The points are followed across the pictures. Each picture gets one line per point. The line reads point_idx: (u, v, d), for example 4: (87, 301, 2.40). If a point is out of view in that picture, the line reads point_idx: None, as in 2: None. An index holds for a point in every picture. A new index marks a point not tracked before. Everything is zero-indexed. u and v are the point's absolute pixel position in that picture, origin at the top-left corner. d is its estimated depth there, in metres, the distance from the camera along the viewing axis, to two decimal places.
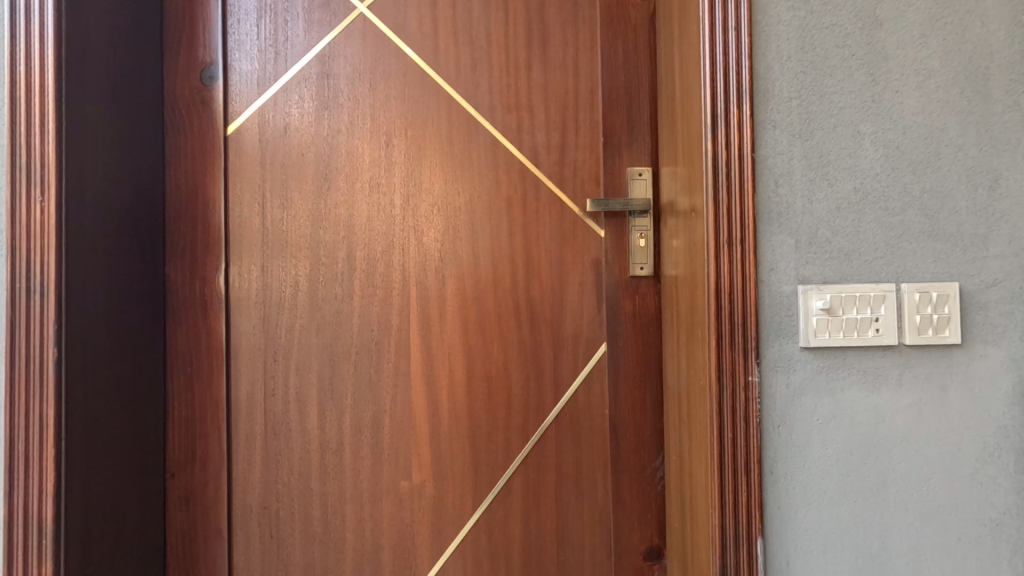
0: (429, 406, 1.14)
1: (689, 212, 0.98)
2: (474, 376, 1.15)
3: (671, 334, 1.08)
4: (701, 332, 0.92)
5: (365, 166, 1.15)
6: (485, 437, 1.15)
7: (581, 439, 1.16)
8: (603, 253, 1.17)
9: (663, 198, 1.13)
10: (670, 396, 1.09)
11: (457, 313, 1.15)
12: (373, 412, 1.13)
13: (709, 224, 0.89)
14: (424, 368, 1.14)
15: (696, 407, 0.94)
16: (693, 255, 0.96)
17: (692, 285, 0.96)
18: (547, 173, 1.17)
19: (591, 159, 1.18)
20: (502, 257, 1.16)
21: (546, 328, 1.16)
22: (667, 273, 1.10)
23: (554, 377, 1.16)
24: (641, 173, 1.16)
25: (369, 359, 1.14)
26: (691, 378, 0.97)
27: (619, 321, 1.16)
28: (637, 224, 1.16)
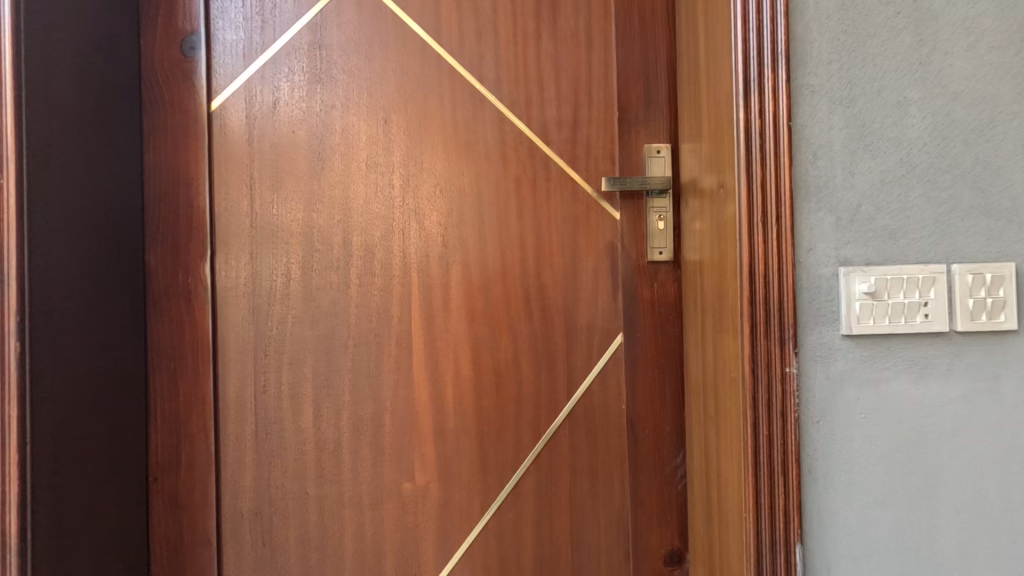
0: (434, 403, 1.06)
1: (716, 189, 0.90)
2: (481, 370, 1.07)
3: (694, 324, 1.01)
4: (732, 319, 0.84)
5: (361, 145, 1.06)
6: (494, 435, 1.07)
7: (597, 436, 1.08)
8: (619, 236, 1.09)
9: (684, 177, 1.05)
10: (694, 389, 1.01)
11: (462, 303, 1.07)
12: (372, 409, 1.05)
13: (741, 200, 0.81)
14: (427, 361, 1.06)
15: (726, 402, 0.87)
16: (720, 236, 0.88)
17: (719, 270, 0.88)
18: (557, 151, 1.09)
19: (604, 135, 1.09)
20: (511, 242, 1.08)
21: (558, 318, 1.08)
22: (689, 258, 1.03)
23: (568, 370, 1.08)
24: (659, 150, 1.08)
25: (368, 352, 1.06)
26: (719, 370, 0.89)
27: (637, 309, 1.08)
28: (655, 205, 1.08)
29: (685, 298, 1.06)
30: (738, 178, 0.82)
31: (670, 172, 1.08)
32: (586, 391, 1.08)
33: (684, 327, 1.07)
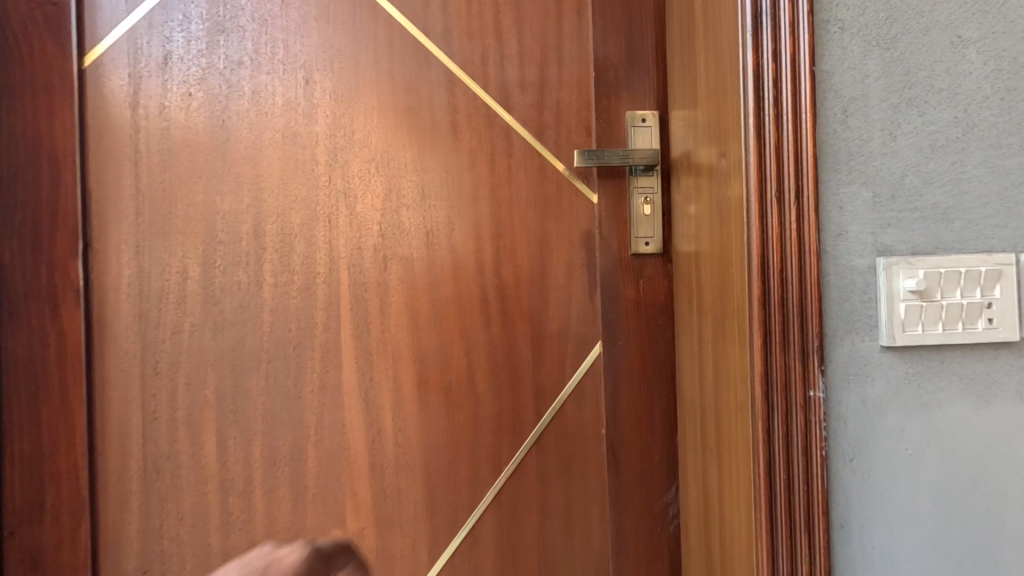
0: (369, 429, 0.86)
1: (716, 161, 0.70)
2: (428, 388, 0.87)
3: (688, 331, 0.81)
4: (737, 327, 0.65)
5: (277, 112, 0.85)
6: (444, 468, 0.87)
7: (571, 466, 0.89)
8: (597, 224, 0.89)
9: (675, 151, 0.86)
10: (689, 412, 0.82)
11: (404, 306, 0.87)
12: (292, 439, 0.85)
13: (750, 169, 0.62)
14: (361, 378, 0.86)
15: (731, 432, 0.67)
16: (722, 220, 0.69)
17: (721, 263, 0.69)
18: (520, 120, 0.89)
19: (578, 100, 0.90)
20: (464, 231, 0.88)
21: (522, 323, 0.88)
22: (683, 250, 0.83)
23: (535, 388, 0.88)
24: (644, 118, 0.88)
25: (286, 368, 0.85)
26: (721, 391, 0.70)
27: (619, 312, 0.88)
28: (641, 184, 0.88)
29: (677, 299, 0.86)
30: (745, 141, 0.62)
31: (658, 145, 0.88)
32: (558, 412, 0.89)
33: (676, 334, 0.87)
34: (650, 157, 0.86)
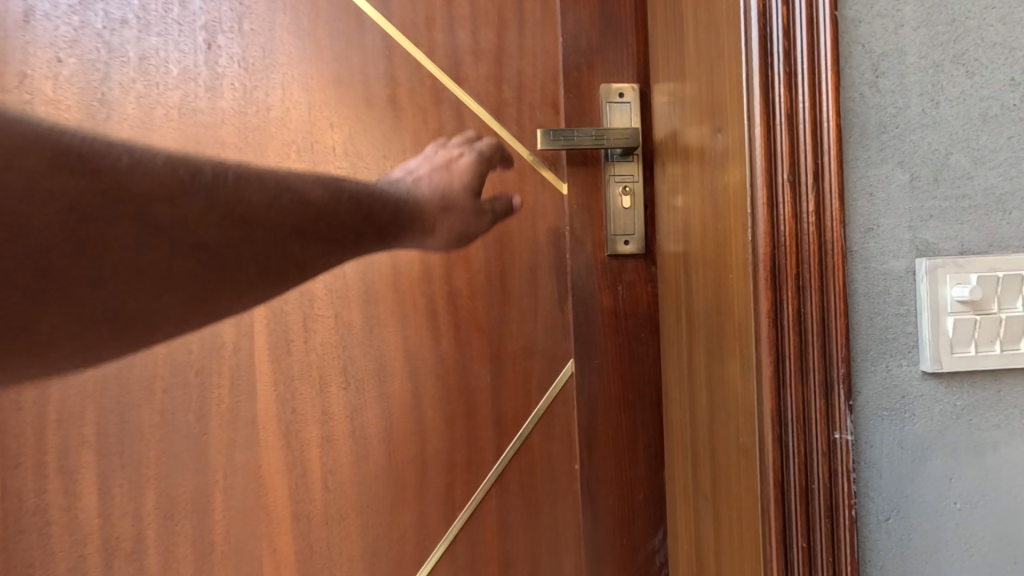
0: (292, 470, 0.71)
1: (710, 138, 0.56)
2: (364, 418, 0.72)
3: (675, 348, 0.67)
4: (737, 348, 0.51)
5: (171, 83, 0.69)
6: (384, 515, 0.73)
7: (538, 510, 0.74)
8: (566, 219, 0.74)
9: (659, 132, 0.71)
10: (677, 446, 0.68)
11: (333, 321, 0.72)
12: (195, 485, 0.69)
13: (756, 143, 0.47)
14: (280, 410, 0.71)
15: (732, 482, 0.53)
16: (718, 213, 0.54)
17: (717, 267, 0.54)
18: (473, 95, 0.74)
19: (543, 71, 0.75)
20: (406, 229, 0.73)
21: (478, 338, 0.74)
22: (668, 251, 0.69)
23: (494, 416, 0.74)
24: (622, 92, 0.73)
25: (186, 399, 0.69)
26: (717, 426, 0.55)
27: (594, 326, 0.74)
28: (618, 172, 0.73)
29: (661, 309, 0.72)
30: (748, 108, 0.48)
31: (638, 124, 0.73)
32: (521, 445, 0.74)
33: (660, 350, 0.73)
34: (627, 138, 0.71)
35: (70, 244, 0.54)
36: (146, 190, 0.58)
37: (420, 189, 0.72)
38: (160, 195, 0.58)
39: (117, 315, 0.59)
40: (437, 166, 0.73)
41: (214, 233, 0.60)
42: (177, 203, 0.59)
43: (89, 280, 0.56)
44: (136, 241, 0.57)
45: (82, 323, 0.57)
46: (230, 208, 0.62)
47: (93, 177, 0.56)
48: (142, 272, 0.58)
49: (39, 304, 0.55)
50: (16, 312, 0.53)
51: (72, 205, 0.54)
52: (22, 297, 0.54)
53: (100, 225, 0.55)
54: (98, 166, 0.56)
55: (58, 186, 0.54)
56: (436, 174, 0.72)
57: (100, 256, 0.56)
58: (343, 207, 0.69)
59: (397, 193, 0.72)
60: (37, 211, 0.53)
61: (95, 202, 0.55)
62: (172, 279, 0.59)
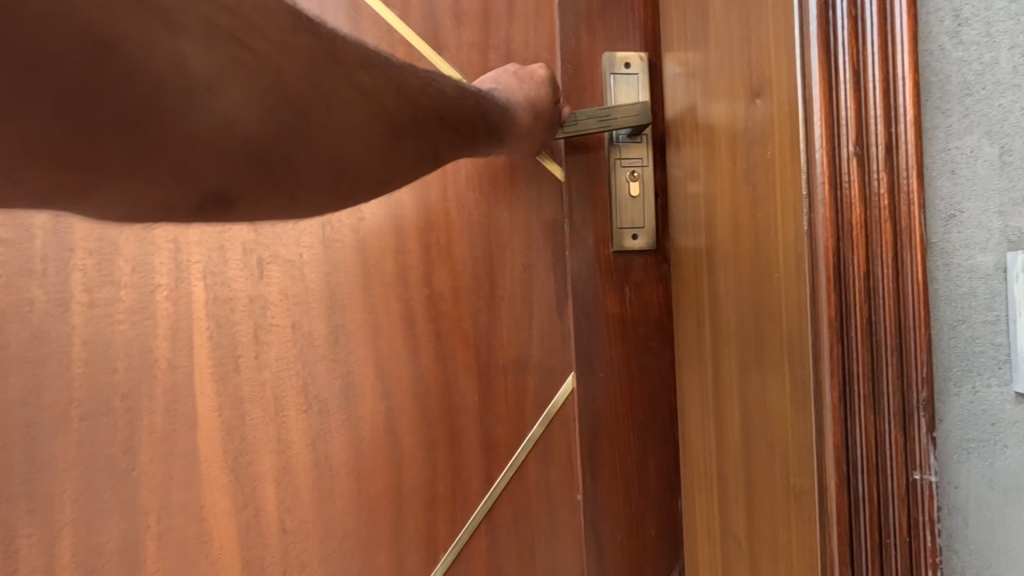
0: (242, 511, 0.60)
1: (743, 107, 0.45)
2: (329, 446, 0.61)
3: (694, 361, 0.57)
4: (784, 365, 0.41)
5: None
6: (354, 561, 0.62)
7: (534, 549, 0.64)
8: (564, 211, 0.64)
9: (672, 107, 0.60)
10: (696, 475, 0.58)
11: (291, 331, 0.61)
12: (121, 532, 0.58)
13: (813, 106, 0.37)
14: (227, 439, 0.60)
15: (778, 530, 0.43)
16: (755, 199, 0.44)
17: (755, 265, 0.44)
18: (455, 66, 0.64)
19: (536, 39, 0.65)
20: (376, 220, 0.62)
21: (463, 349, 0.63)
22: (683, 247, 0.58)
23: (483, 441, 0.63)
24: (628, 63, 0.63)
25: (110, 429, 0.57)
26: (755, 459, 0.46)
27: (597, 335, 0.63)
28: (625, 156, 0.62)
29: (675, 314, 0.62)
30: (800, 62, 0.38)
31: (647, 99, 0.63)
32: (515, 473, 0.64)
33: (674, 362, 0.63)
34: (637, 115, 0.59)
35: (255, 90, 0.40)
36: (361, 74, 0.47)
37: (515, 95, 0.58)
38: (357, 61, 0.47)
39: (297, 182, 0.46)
40: (520, 74, 0.60)
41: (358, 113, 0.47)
42: (353, 75, 0.47)
43: (274, 147, 0.42)
44: (349, 110, 0.46)
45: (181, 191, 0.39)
46: (410, 95, 0.50)
47: (294, 33, 0.42)
48: (313, 137, 0.45)
49: (147, 142, 0.35)
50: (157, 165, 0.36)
51: (222, 11, 0.37)
52: (212, 145, 0.39)
53: (316, 95, 0.44)
54: (321, 33, 0.45)
55: (298, 39, 0.42)
56: (528, 80, 0.59)
57: (308, 122, 0.44)
58: (468, 107, 0.55)
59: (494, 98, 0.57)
60: (265, 52, 0.40)
61: (301, 65, 0.42)
62: (337, 150, 0.47)
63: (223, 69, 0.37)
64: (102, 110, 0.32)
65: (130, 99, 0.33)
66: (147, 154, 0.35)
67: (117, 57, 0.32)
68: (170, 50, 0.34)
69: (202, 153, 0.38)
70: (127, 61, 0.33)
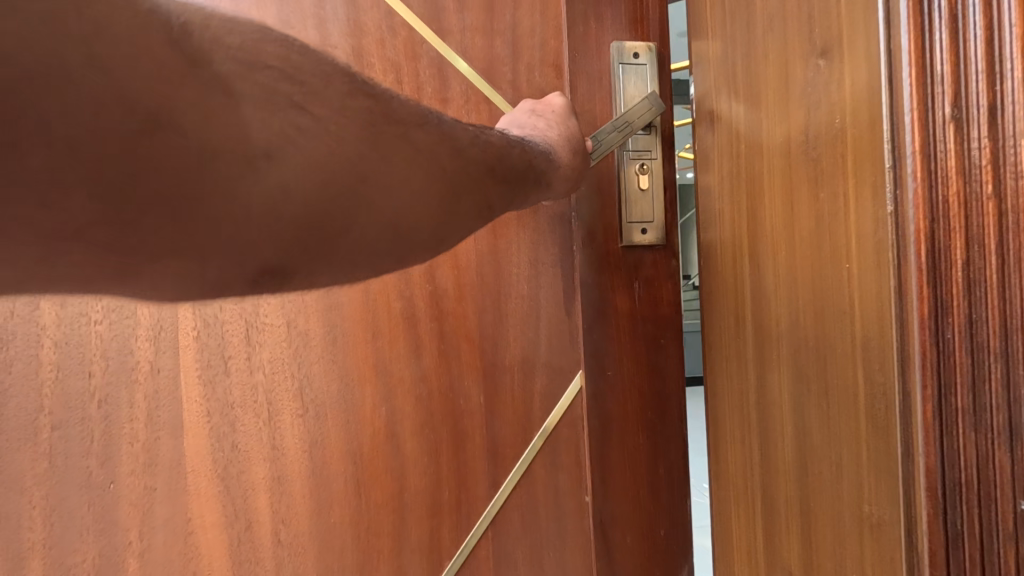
0: (234, 520, 0.56)
1: (800, 70, 0.41)
2: (327, 453, 0.58)
3: (733, 367, 0.50)
4: (856, 364, 0.36)
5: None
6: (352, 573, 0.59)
7: (541, 557, 0.62)
8: (572, 204, 0.60)
9: (704, 77, 0.53)
10: (733, 493, 0.51)
11: (285, 331, 0.58)
12: (100, 549, 0.53)
13: (899, 57, 0.30)
14: (215, 447, 0.56)
15: (847, 555, 0.38)
16: (817, 177, 0.39)
17: (816, 256, 0.39)
18: (458, 51, 0.61)
19: (542, 24, 0.62)
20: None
21: (467, 350, 0.61)
22: (719, 236, 0.52)
23: (488, 444, 0.61)
24: (637, 52, 0.60)
25: (84, 439, 0.52)
26: (815, 468, 0.41)
27: (606, 333, 0.61)
28: (634, 146, 0.60)
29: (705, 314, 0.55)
30: (884, 12, 0.31)
31: (656, 89, 0.61)
32: (522, 477, 0.62)
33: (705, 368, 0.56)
34: (648, 112, 0.59)
35: (310, 170, 0.36)
36: (417, 131, 0.41)
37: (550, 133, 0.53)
38: (413, 118, 0.41)
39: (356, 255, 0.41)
40: (539, 110, 0.55)
41: (417, 172, 0.41)
42: (411, 134, 0.41)
43: (331, 216, 0.38)
44: (404, 173, 0.41)
45: (234, 270, 0.35)
46: (467, 153, 0.44)
47: (351, 94, 0.38)
48: (373, 201, 0.39)
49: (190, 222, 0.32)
50: (211, 246, 0.33)
51: (284, 79, 0.34)
52: (270, 223, 0.35)
53: (371, 153, 0.38)
54: (378, 92, 0.39)
55: (356, 101, 0.38)
56: (556, 117, 0.55)
57: (360, 182, 0.38)
58: (515, 154, 0.48)
59: (533, 144, 0.50)
60: (322, 117, 0.36)
61: (359, 128, 0.38)
62: (398, 218, 0.42)
63: (277, 136, 0.34)
64: (147, 185, 0.30)
65: (175, 170, 0.30)
66: (191, 241, 0.32)
67: (161, 130, 0.29)
68: (229, 121, 0.32)
69: (256, 236, 0.34)
70: (180, 133, 0.30)
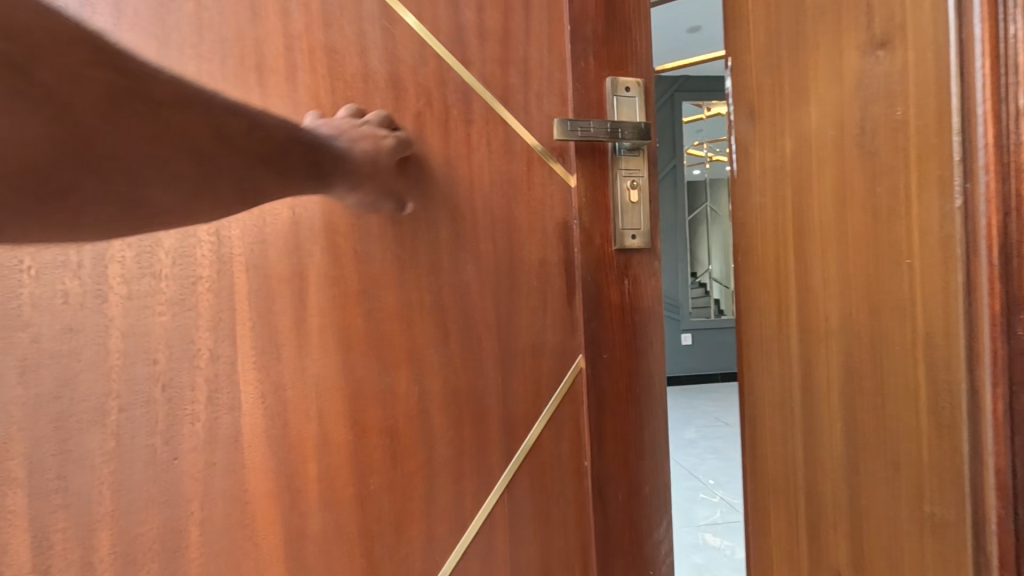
0: (284, 486, 0.62)
1: (855, 61, 0.42)
2: (367, 430, 0.64)
3: (775, 365, 0.51)
4: (911, 350, 0.38)
5: (125, 42, 0.58)
6: (390, 532, 0.65)
7: (549, 514, 0.71)
8: (575, 212, 0.71)
9: (746, 77, 0.53)
10: (773, 491, 0.52)
11: (331, 321, 0.63)
12: (165, 515, 0.57)
13: (976, 47, 0.33)
14: (271, 426, 0.61)
15: (901, 531, 0.40)
16: (872, 172, 0.41)
17: (870, 249, 0.41)
18: (480, 77, 0.69)
19: (550, 57, 0.71)
20: (381, 222, 0.64)
21: (487, 336, 0.68)
22: (760, 233, 0.52)
23: (504, 414, 0.69)
24: (628, 86, 0.72)
25: (150, 419, 0.57)
26: (867, 453, 0.42)
27: (602, 320, 0.71)
28: (626, 166, 0.72)
29: (746, 310, 0.55)
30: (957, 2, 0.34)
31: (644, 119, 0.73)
32: (531, 447, 0.70)
33: (742, 366, 0.56)
34: (638, 133, 0.71)
35: (94, 122, 0.38)
36: (193, 102, 0.45)
37: (353, 151, 0.60)
38: (184, 90, 0.45)
39: (158, 216, 0.45)
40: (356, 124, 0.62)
41: (228, 147, 0.48)
42: (210, 107, 0.46)
43: (120, 172, 0.40)
44: (195, 132, 0.45)
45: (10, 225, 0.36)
46: (267, 132, 0.52)
47: (100, 57, 0.39)
48: (158, 154, 0.42)
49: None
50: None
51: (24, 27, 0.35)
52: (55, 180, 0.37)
53: (152, 114, 0.42)
54: (143, 70, 0.42)
55: (113, 65, 0.39)
56: (365, 134, 0.61)
57: (144, 137, 0.41)
58: (291, 145, 0.56)
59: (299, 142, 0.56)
60: (88, 65, 0.38)
61: (123, 89, 0.40)
62: (199, 183, 0.47)
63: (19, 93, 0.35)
64: None
65: None
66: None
67: None
68: None
69: (29, 190, 0.36)
70: None
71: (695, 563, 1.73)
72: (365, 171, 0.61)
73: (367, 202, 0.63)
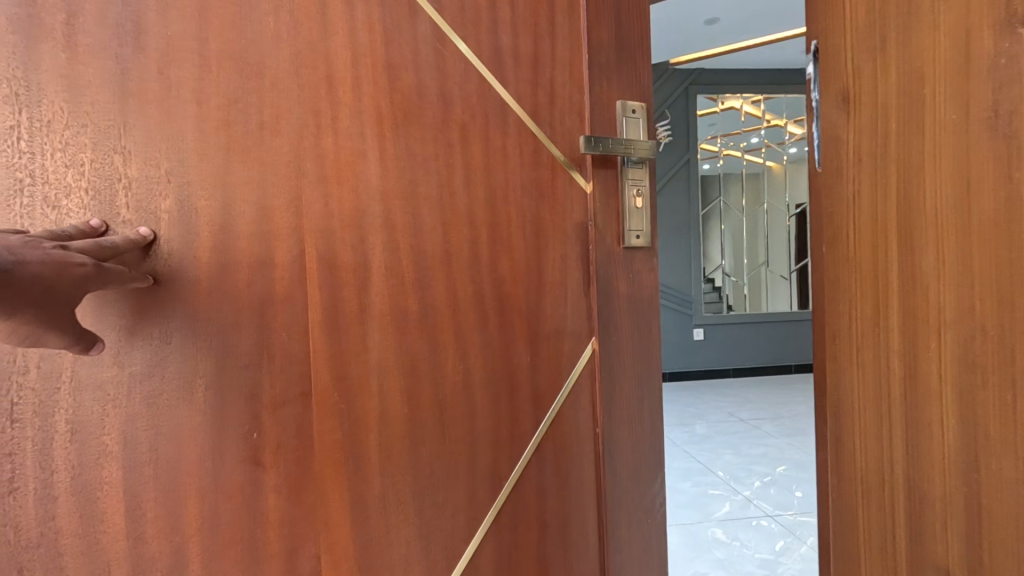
0: (350, 453, 0.64)
1: (985, 44, 0.40)
2: (421, 404, 0.66)
3: (869, 359, 0.49)
4: None
5: (199, 54, 0.59)
6: (440, 491, 0.68)
7: (569, 477, 0.75)
8: (591, 214, 0.76)
9: (837, 59, 0.51)
10: (862, 489, 0.50)
11: (390, 306, 0.65)
12: (243, 477, 0.61)
13: None
14: (340, 401, 0.63)
15: None
16: (1009, 157, 0.39)
17: (1003, 237, 0.40)
18: (513, 93, 0.71)
19: (569, 81, 0.75)
20: (432, 222, 0.67)
21: (520, 323, 0.71)
22: (854, 222, 0.50)
23: (534, 391, 0.72)
24: (636, 108, 0.79)
25: (234, 399, 0.60)
26: (994, 446, 0.41)
27: (614, 308, 0.77)
28: (632, 176, 0.78)
29: (830, 301, 0.53)
30: None
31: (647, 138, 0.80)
32: (556, 416, 0.74)
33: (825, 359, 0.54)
34: (647, 151, 0.78)
35: None
36: None
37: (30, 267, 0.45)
38: None
39: None
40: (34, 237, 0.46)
41: None
42: None
43: None
44: None
45: None
46: None
47: None
48: None
49: None
50: None
51: None
52: None
53: None
54: None
55: None
56: (28, 250, 0.45)
57: None
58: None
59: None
60: None
61: None
62: None
63: None
64: None
65: None
66: None
67: None
68: None
69: None
70: None
71: (719, 559, 1.69)
72: (31, 298, 0.45)
73: (31, 332, 0.46)
